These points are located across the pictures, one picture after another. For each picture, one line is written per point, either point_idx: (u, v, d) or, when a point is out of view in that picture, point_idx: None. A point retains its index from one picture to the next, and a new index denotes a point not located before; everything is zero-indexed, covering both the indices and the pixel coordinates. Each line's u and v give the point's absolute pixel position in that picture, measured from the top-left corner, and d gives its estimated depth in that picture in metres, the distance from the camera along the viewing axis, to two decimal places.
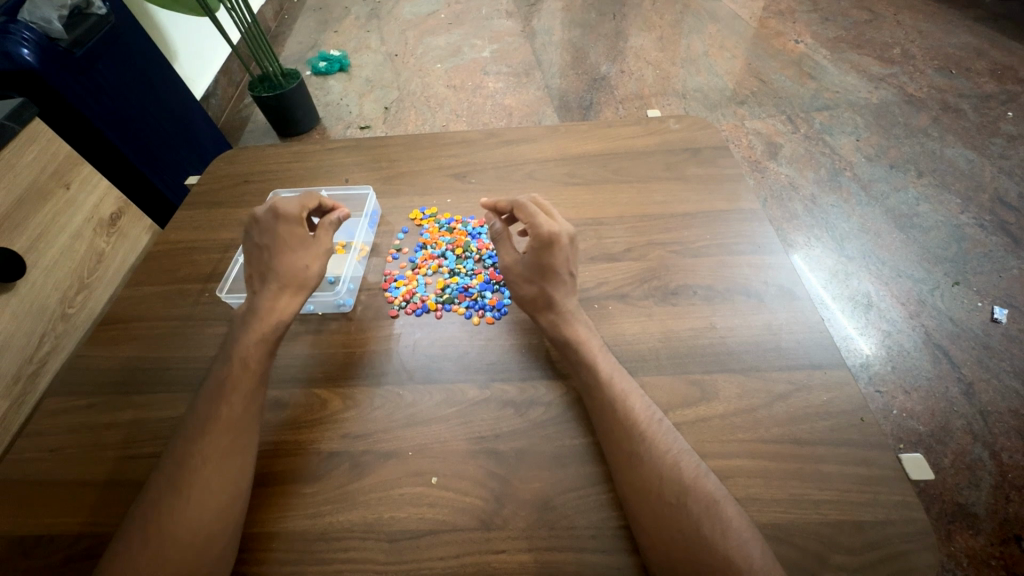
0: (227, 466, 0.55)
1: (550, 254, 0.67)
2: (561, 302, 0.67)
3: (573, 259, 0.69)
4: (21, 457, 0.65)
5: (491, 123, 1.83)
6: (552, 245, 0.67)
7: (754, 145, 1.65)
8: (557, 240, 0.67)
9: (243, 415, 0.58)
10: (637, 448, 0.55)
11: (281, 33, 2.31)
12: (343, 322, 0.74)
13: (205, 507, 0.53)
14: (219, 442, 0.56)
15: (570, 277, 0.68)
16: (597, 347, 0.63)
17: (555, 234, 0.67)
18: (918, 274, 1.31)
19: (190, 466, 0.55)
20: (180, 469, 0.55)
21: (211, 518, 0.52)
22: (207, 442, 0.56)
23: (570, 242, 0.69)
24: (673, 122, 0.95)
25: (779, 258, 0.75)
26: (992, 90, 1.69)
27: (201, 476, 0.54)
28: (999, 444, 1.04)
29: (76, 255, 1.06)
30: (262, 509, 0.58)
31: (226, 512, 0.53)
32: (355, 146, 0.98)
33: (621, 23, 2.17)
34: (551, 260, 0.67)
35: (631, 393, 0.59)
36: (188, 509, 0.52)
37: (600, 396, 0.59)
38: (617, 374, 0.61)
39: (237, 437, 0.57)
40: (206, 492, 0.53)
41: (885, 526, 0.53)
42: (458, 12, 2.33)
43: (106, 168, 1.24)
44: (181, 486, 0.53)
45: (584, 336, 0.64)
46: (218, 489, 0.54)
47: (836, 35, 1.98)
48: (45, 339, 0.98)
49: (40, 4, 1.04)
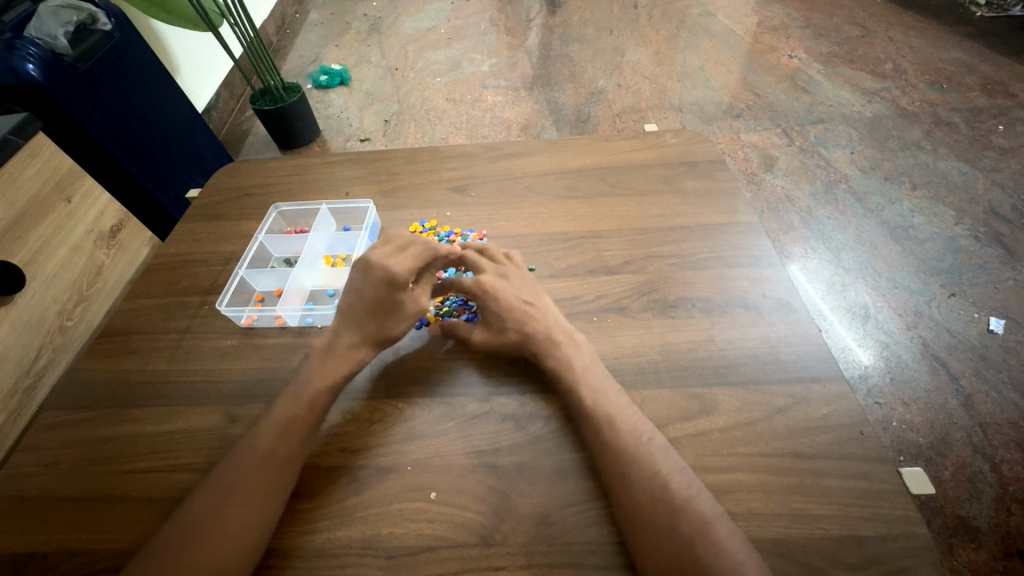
0: (262, 496, 0.55)
1: (486, 301, 0.69)
2: (534, 329, 0.66)
3: (517, 291, 0.70)
4: (15, 472, 0.64)
5: (490, 137, 1.84)
6: (486, 294, 0.70)
7: (750, 158, 1.67)
8: (484, 287, 0.70)
9: (295, 451, 0.58)
10: (627, 470, 0.55)
11: (283, 48, 2.34)
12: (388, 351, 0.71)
13: (235, 534, 0.53)
14: (261, 473, 0.56)
15: (526, 305, 0.68)
16: (584, 368, 0.63)
17: (484, 285, 0.70)
18: (915, 285, 1.32)
19: (235, 489, 0.55)
20: (225, 491, 0.55)
21: (235, 546, 0.52)
22: (253, 468, 0.56)
23: (498, 279, 0.71)
24: (670, 136, 0.96)
25: (777, 270, 0.76)
26: (983, 104, 1.72)
27: (240, 503, 0.54)
28: (999, 456, 1.04)
29: (76, 267, 1.07)
30: (291, 525, 0.57)
31: (250, 544, 0.53)
32: (355, 160, 0.98)
33: (618, 38, 2.20)
34: (495, 304, 0.69)
35: (620, 412, 0.59)
36: (218, 532, 0.53)
37: (590, 417, 0.59)
38: (604, 394, 0.61)
39: (281, 470, 0.57)
40: (239, 519, 0.53)
41: (887, 542, 0.53)
42: (458, 27, 2.36)
43: (108, 182, 1.24)
44: (222, 506, 0.54)
45: (568, 359, 0.64)
46: (251, 518, 0.54)
47: (829, 50, 2.01)
48: (42, 352, 0.98)
49: (46, 20, 1.07)
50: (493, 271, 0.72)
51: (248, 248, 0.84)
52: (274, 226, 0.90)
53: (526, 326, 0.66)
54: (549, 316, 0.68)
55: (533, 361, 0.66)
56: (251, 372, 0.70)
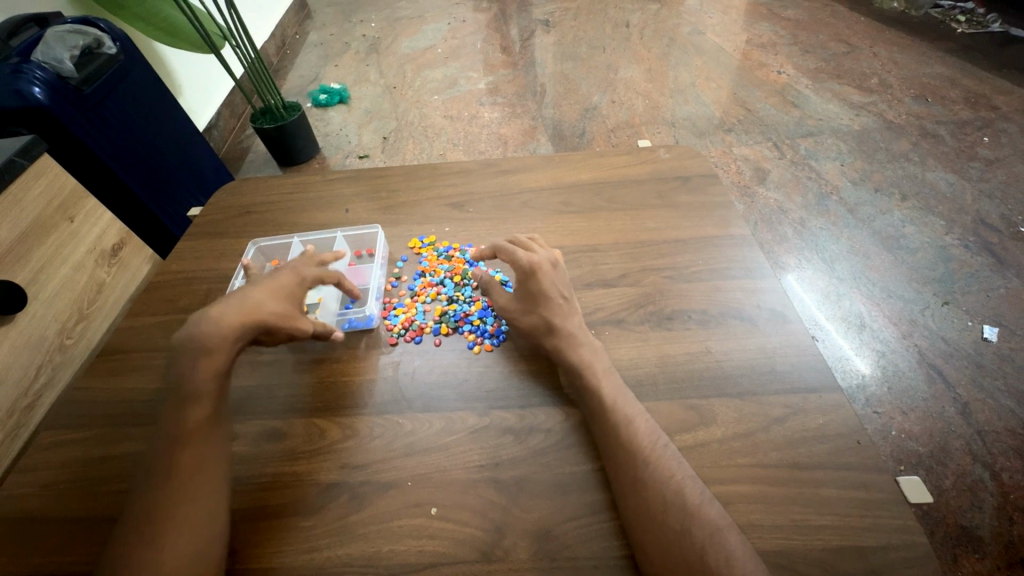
0: (195, 503, 0.55)
1: (536, 280, 0.70)
2: (560, 325, 0.68)
3: (560, 282, 0.72)
4: (13, 492, 0.64)
5: (487, 152, 1.87)
6: (535, 274, 0.70)
7: (742, 170, 1.69)
8: (537, 268, 0.71)
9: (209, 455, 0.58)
10: (643, 472, 0.56)
11: (283, 68, 2.38)
12: (388, 366, 0.72)
13: (186, 536, 0.53)
14: (183, 483, 0.55)
15: (563, 299, 0.70)
16: (602, 371, 0.64)
17: (535, 264, 0.71)
18: (908, 294, 1.33)
19: (164, 505, 0.54)
20: (151, 510, 0.54)
21: (186, 555, 0.52)
22: (175, 485, 0.55)
23: (551, 267, 0.72)
24: (663, 151, 0.98)
25: (770, 282, 0.77)
26: (968, 116, 1.76)
27: (174, 517, 0.53)
28: (999, 464, 1.04)
29: (77, 286, 1.07)
30: (259, 541, 0.57)
31: (200, 551, 0.52)
32: (355, 177, 1.00)
33: (610, 56, 2.25)
34: (538, 285, 0.70)
35: (637, 416, 0.60)
36: (163, 551, 0.51)
37: (605, 420, 0.60)
38: (621, 398, 0.62)
39: (207, 473, 0.57)
40: (179, 530, 0.53)
41: (887, 551, 0.53)
42: (454, 47, 2.41)
43: (111, 203, 1.26)
44: (152, 528, 0.53)
45: (589, 359, 0.65)
46: (194, 523, 0.53)
47: (816, 66, 2.06)
48: (42, 371, 0.98)
49: (53, 44, 1.10)
50: (547, 258, 0.73)
51: (316, 235, 0.88)
52: (368, 240, 0.89)
53: (552, 320, 0.68)
54: (574, 318, 0.70)
55: (552, 359, 0.68)
56: (248, 389, 0.70)
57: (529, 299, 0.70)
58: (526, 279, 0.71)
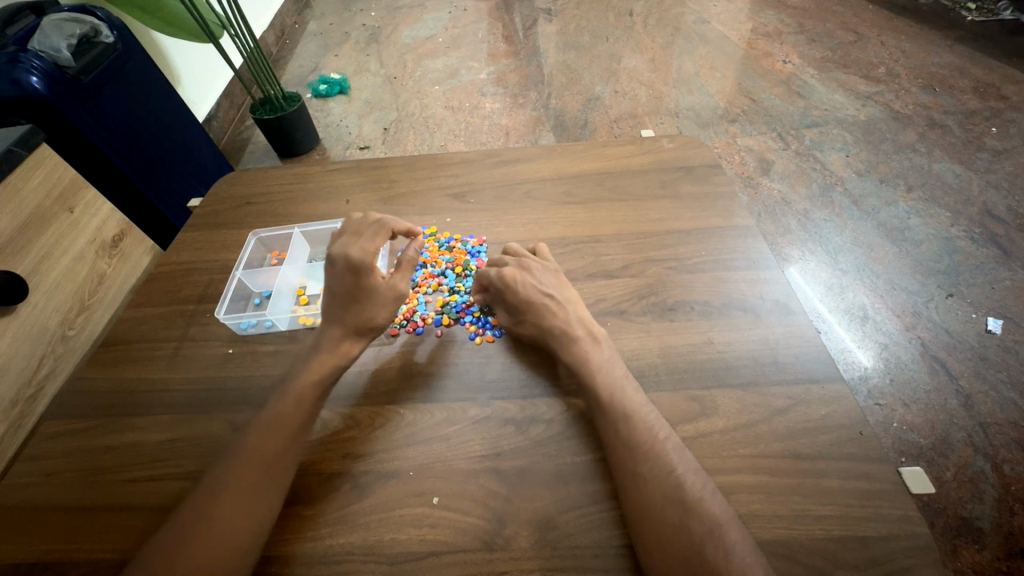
0: (245, 499, 0.55)
1: (510, 291, 0.71)
2: (553, 324, 0.68)
3: (540, 284, 0.72)
4: (17, 481, 0.64)
5: (489, 143, 1.85)
6: (509, 284, 0.71)
7: (746, 162, 1.68)
8: (508, 278, 0.72)
9: (279, 453, 0.59)
10: (642, 464, 0.56)
11: (283, 58, 2.36)
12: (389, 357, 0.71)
13: (232, 531, 0.54)
14: (241, 476, 0.57)
15: (546, 297, 0.70)
16: (602, 364, 0.64)
17: (505, 275, 0.72)
18: (912, 286, 1.32)
19: (221, 495, 0.55)
20: (210, 497, 0.55)
21: (222, 552, 0.52)
22: (234, 476, 0.57)
23: (521, 271, 0.73)
24: (667, 141, 0.97)
25: (774, 273, 0.77)
26: (976, 106, 1.73)
27: (227, 510, 0.54)
28: (1000, 456, 1.04)
29: (78, 277, 1.07)
30: (286, 531, 0.57)
31: (237, 548, 0.53)
32: (355, 167, 0.99)
33: (614, 45, 2.22)
34: (515, 295, 0.71)
35: (639, 408, 0.60)
36: (207, 544, 0.53)
37: (605, 414, 0.60)
38: (622, 390, 0.61)
39: (268, 472, 0.57)
40: (223, 523, 0.54)
41: (888, 541, 0.53)
42: (455, 36, 2.38)
43: (112, 194, 1.26)
44: (204, 514, 0.54)
45: (588, 354, 0.65)
46: (240, 520, 0.54)
47: (822, 56, 2.03)
48: (44, 361, 0.98)
49: (49, 33, 1.08)
50: (516, 264, 0.74)
51: (318, 225, 0.89)
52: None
53: (543, 322, 0.68)
54: (569, 312, 0.69)
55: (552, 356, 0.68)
56: (250, 379, 0.70)
57: (516, 310, 0.71)
58: (504, 292, 0.72)
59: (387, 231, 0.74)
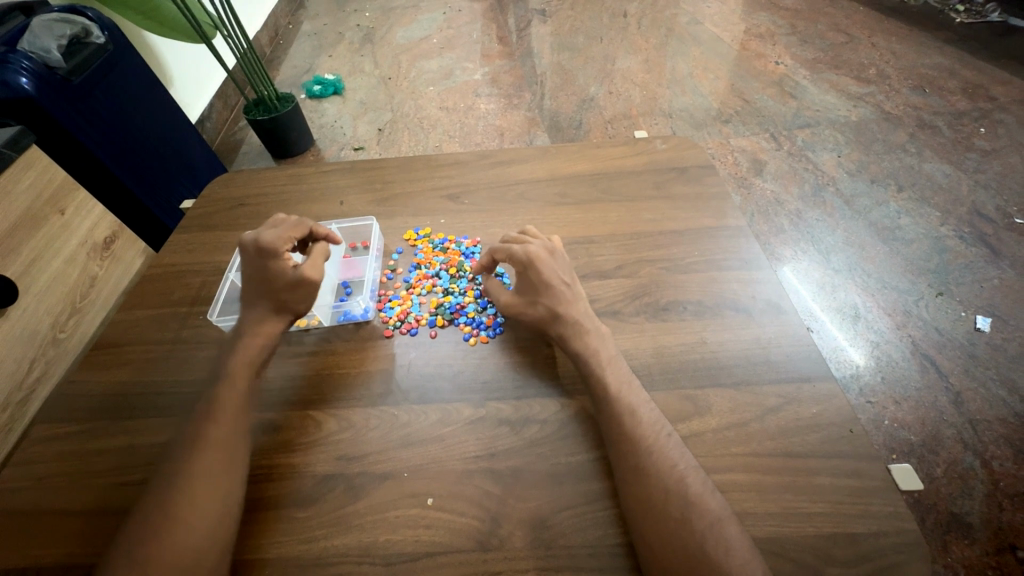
0: (216, 480, 0.56)
1: (536, 270, 0.69)
2: (566, 311, 0.68)
3: (559, 269, 0.71)
4: (7, 486, 0.64)
5: (483, 144, 1.86)
6: (534, 265, 0.70)
7: (739, 162, 1.69)
8: (535, 258, 0.70)
9: (234, 434, 0.60)
10: (648, 459, 0.56)
11: (276, 58, 2.35)
12: (385, 360, 0.71)
13: (199, 514, 0.54)
14: (211, 459, 0.57)
15: (564, 284, 0.70)
16: (608, 359, 0.64)
17: (533, 254, 0.70)
18: (903, 285, 1.34)
19: (185, 480, 0.56)
20: (171, 484, 0.56)
21: (203, 539, 0.53)
22: (199, 463, 0.57)
23: (549, 256, 0.71)
24: (659, 142, 0.98)
25: (765, 273, 0.77)
26: (965, 107, 1.75)
27: (192, 495, 0.55)
28: (989, 452, 1.06)
29: (69, 280, 1.12)
30: (255, 523, 0.58)
31: (213, 533, 0.54)
32: (350, 168, 0.99)
33: (608, 46, 2.23)
34: (539, 275, 0.69)
35: (641, 405, 0.60)
36: (178, 530, 0.52)
37: (610, 408, 0.60)
38: (626, 387, 0.62)
39: (228, 455, 0.58)
40: (195, 506, 0.54)
41: (878, 537, 0.54)
42: (449, 37, 2.38)
43: (103, 195, 1.25)
44: (170, 505, 0.54)
45: (597, 347, 0.65)
46: (205, 500, 0.55)
47: (814, 57, 2.05)
48: (36, 364, 1.04)
49: (39, 34, 1.08)
50: (544, 248, 0.72)
51: None
52: (364, 232, 0.88)
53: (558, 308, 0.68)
54: (579, 303, 0.69)
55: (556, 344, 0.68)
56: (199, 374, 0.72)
57: (531, 291, 0.70)
58: (526, 271, 0.70)
59: (305, 228, 0.75)
